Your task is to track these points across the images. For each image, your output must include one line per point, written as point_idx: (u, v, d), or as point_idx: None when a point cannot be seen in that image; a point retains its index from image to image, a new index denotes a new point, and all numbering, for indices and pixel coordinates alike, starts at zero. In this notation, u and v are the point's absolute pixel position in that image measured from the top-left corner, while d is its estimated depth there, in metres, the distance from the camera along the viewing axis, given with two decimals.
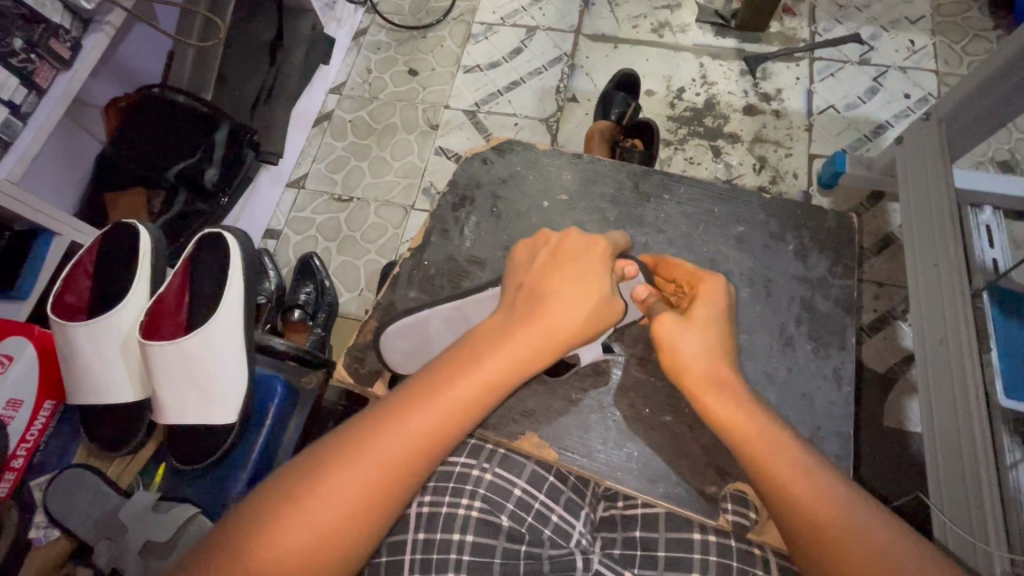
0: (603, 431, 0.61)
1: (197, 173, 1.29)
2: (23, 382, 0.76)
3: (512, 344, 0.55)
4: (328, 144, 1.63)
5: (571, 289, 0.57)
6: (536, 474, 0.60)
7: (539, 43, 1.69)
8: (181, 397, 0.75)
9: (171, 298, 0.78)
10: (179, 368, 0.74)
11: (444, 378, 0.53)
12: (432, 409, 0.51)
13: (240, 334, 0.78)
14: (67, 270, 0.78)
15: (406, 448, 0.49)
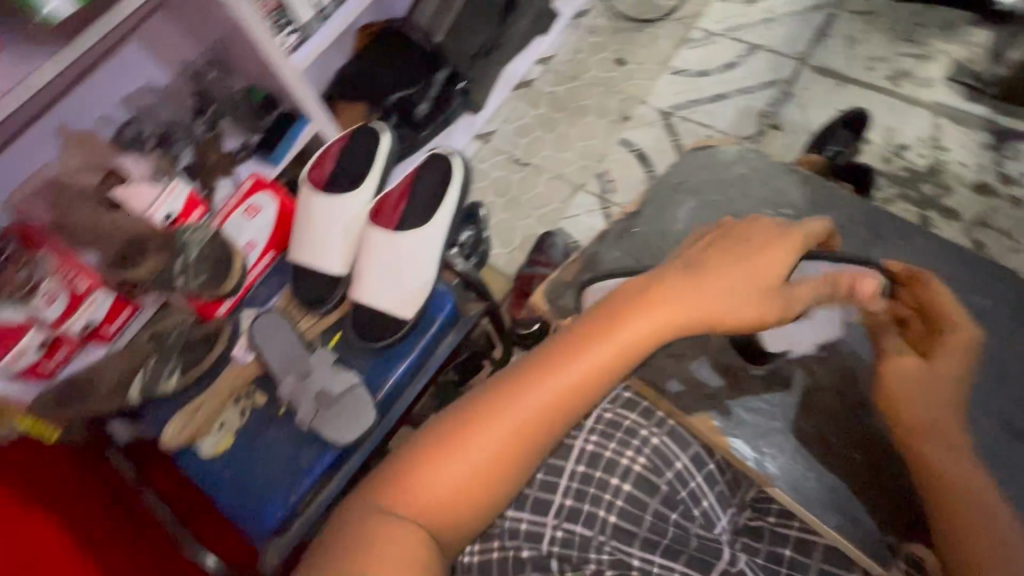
0: (780, 444, 0.60)
1: (412, 106, 1.46)
2: (261, 229, 0.96)
3: (662, 315, 0.55)
4: (521, 109, 1.71)
5: (730, 271, 0.55)
6: (700, 456, 0.58)
7: (757, 62, 1.63)
8: (381, 282, 0.87)
9: (394, 197, 0.90)
10: (389, 257, 0.86)
11: (592, 336, 0.55)
12: (582, 361, 0.54)
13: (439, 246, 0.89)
14: (322, 150, 0.93)
15: (551, 399, 0.53)
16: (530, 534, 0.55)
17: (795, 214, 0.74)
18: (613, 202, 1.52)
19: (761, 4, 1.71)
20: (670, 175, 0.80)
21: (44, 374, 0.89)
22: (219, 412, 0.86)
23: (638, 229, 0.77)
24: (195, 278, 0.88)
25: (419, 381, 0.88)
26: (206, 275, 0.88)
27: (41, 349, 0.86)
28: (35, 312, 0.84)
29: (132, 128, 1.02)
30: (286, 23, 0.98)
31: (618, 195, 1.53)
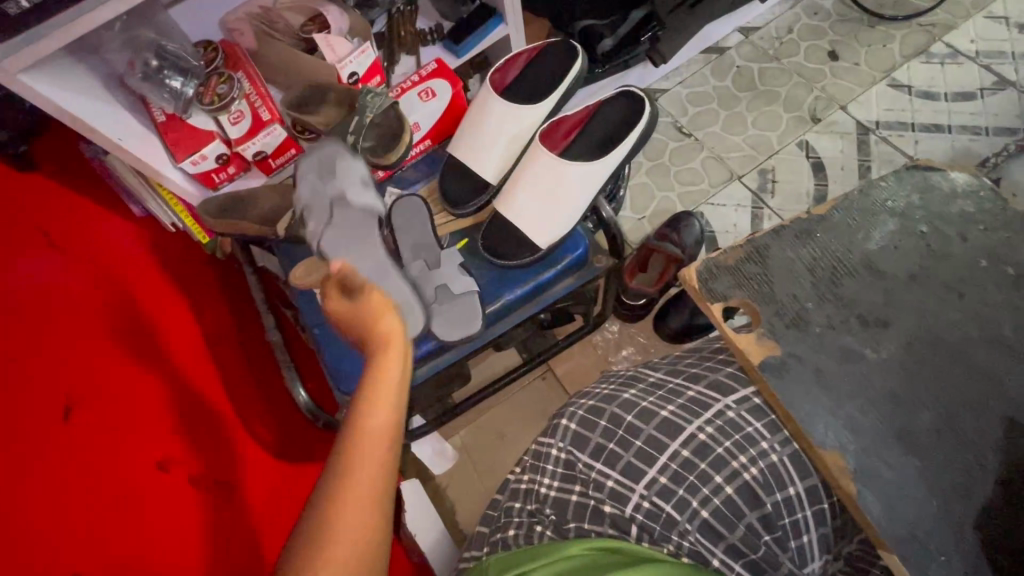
0: (917, 515, 0.54)
1: (596, 38, 1.38)
2: (428, 115, 0.97)
3: (384, 339, 0.58)
4: (703, 75, 1.57)
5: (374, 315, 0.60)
6: (814, 491, 0.57)
7: (1001, 101, 1.38)
8: (525, 204, 0.85)
9: (568, 123, 0.86)
10: (546, 179, 0.83)
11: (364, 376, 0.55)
12: (372, 385, 0.54)
13: (599, 185, 0.84)
14: (512, 54, 0.91)
15: (369, 422, 0.51)
16: (614, 492, 0.57)
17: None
18: (766, 204, 1.39)
19: None
20: (881, 188, 0.70)
21: (212, 184, 0.97)
22: None
23: (824, 234, 0.68)
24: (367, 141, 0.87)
25: (527, 309, 0.87)
26: (374, 142, 0.90)
27: (217, 161, 0.94)
28: (222, 127, 0.92)
29: None
30: None
31: (774, 199, 1.39)
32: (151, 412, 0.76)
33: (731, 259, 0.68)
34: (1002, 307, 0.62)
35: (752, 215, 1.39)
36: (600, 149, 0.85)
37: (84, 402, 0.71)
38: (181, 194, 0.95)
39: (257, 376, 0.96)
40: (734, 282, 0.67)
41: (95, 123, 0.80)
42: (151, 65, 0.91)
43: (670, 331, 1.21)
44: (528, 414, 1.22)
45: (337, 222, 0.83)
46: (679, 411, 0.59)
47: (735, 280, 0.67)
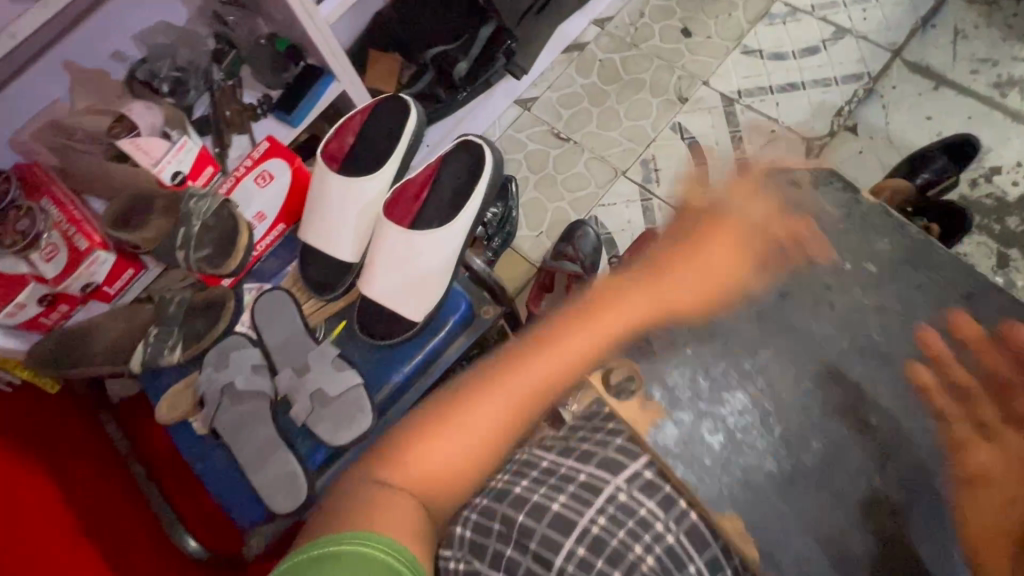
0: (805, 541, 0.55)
1: (451, 63, 1.34)
2: (272, 201, 0.89)
3: (628, 305, 0.64)
4: (569, 76, 1.56)
5: (713, 253, 0.66)
6: (716, 562, 0.54)
7: (844, 49, 1.44)
8: (389, 277, 0.79)
9: (414, 186, 0.80)
10: (402, 253, 0.78)
11: (557, 336, 0.61)
12: (559, 354, 0.59)
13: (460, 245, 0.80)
14: (341, 121, 0.85)
15: (536, 371, 0.58)
16: None
17: (890, 269, 0.66)
18: (653, 194, 1.40)
19: None
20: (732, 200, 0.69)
21: (43, 327, 0.86)
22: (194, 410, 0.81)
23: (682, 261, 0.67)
24: (208, 253, 0.81)
25: (425, 385, 0.81)
26: (209, 249, 0.80)
27: (41, 303, 0.83)
28: (34, 267, 0.80)
29: (145, 71, 0.94)
30: None
31: (661, 187, 1.40)
32: None
33: None
34: (845, 313, 0.65)
35: (643, 209, 1.39)
36: (453, 207, 0.80)
37: None
38: (6, 350, 0.83)
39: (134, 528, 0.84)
40: None
41: None
42: None
43: None
44: None
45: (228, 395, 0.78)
46: (568, 503, 0.56)
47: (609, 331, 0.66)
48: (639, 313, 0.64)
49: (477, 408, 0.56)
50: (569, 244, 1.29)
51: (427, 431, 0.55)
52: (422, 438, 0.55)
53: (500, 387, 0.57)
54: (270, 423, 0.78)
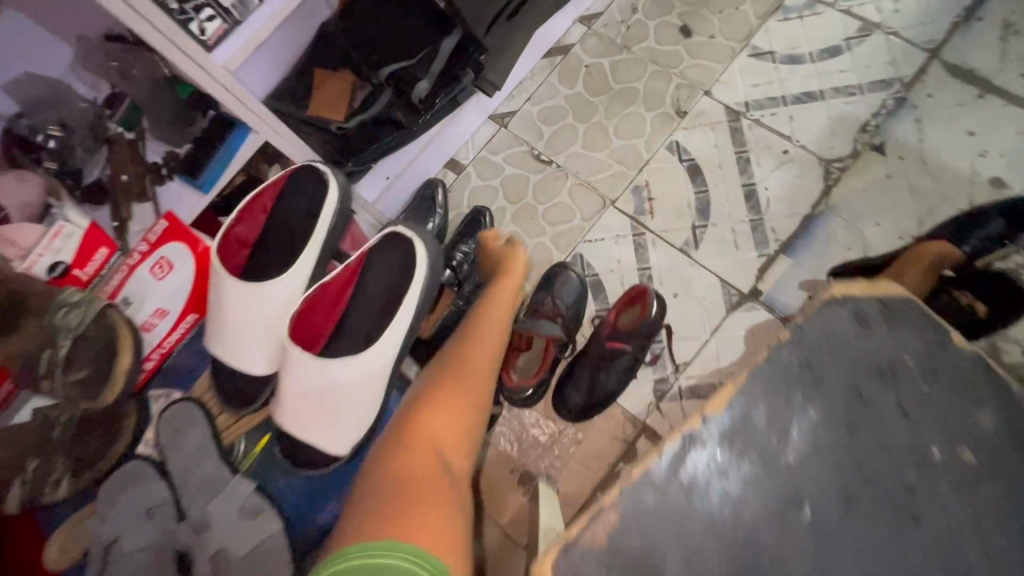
0: None
1: (409, 82, 1.15)
2: (174, 294, 0.75)
3: (477, 359, 0.88)
4: (551, 85, 1.36)
5: (497, 319, 0.93)
6: None
7: (871, 50, 1.23)
8: (303, 408, 0.62)
9: (331, 290, 0.65)
10: (313, 386, 0.61)
11: (439, 405, 0.81)
12: (459, 400, 0.83)
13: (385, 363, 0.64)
14: (247, 200, 0.69)
15: (448, 415, 0.80)
16: None
17: (972, 462, 0.58)
18: (647, 228, 1.22)
19: None
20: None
21: None
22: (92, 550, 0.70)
23: None
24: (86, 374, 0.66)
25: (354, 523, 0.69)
26: (90, 368, 0.66)
27: None
28: None
29: (23, 127, 0.78)
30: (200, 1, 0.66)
31: (655, 220, 1.22)
32: None
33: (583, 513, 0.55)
34: (840, 464, 0.57)
35: (635, 246, 1.22)
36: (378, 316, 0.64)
37: None
38: None
39: None
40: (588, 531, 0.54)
41: None
42: None
43: (570, 409, 1.11)
44: None
45: None
46: None
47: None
48: (483, 358, 0.88)
49: (423, 453, 0.75)
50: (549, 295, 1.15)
51: (382, 507, 0.66)
52: (376, 508, 0.66)
53: (420, 449, 0.75)
54: None
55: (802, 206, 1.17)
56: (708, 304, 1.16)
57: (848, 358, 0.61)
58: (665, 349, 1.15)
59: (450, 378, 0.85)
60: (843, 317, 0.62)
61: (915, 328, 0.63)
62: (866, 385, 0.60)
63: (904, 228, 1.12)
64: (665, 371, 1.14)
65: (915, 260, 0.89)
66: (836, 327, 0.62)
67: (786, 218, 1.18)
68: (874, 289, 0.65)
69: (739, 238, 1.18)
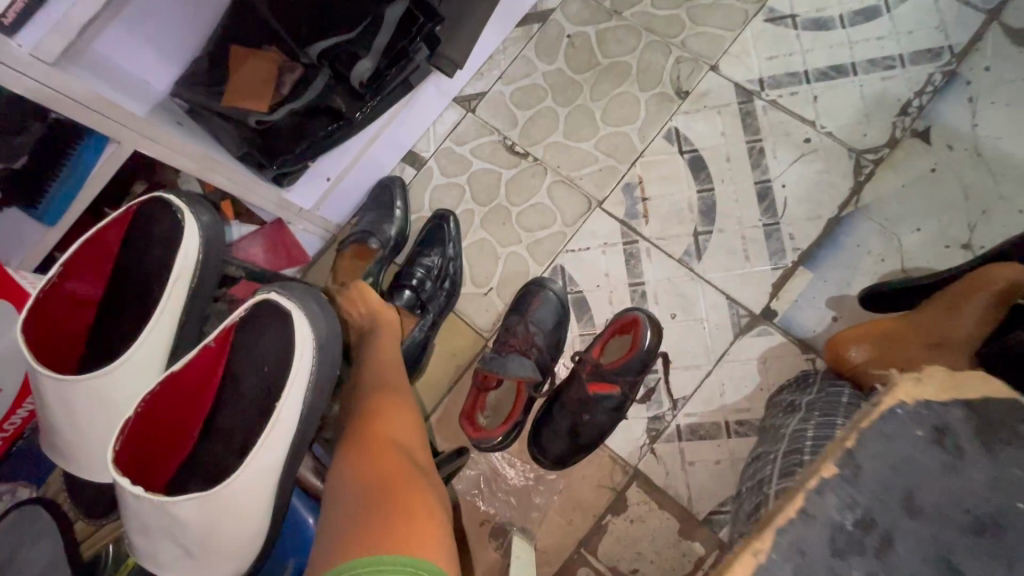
0: None
1: (347, 61, 0.89)
2: (7, 374, 0.64)
3: (400, 377, 0.77)
4: (527, 60, 1.14)
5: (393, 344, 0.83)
6: None
7: (916, 12, 1.00)
8: (158, 547, 0.46)
9: (185, 380, 0.48)
10: (162, 524, 0.44)
11: (385, 416, 0.69)
12: (403, 408, 0.72)
13: (263, 475, 0.47)
14: (69, 252, 0.51)
15: (401, 422, 0.69)
16: None
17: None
18: (640, 235, 1.02)
19: None
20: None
21: None
22: None
23: None
24: None
25: None
26: None
27: None
28: None
29: None
30: None
31: (650, 225, 1.02)
32: None
33: None
34: None
35: (626, 256, 1.02)
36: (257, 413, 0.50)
37: None
38: None
39: None
40: None
41: None
42: None
43: (550, 458, 0.93)
44: None
45: None
46: None
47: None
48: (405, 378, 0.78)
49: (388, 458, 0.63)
50: (521, 318, 0.96)
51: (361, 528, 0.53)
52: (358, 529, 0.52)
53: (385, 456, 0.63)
54: None
55: (827, 207, 0.97)
56: (712, 325, 0.97)
57: (925, 492, 0.43)
58: (661, 382, 0.97)
59: (382, 395, 0.73)
60: (935, 441, 0.44)
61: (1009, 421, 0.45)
62: (924, 507, 0.43)
63: (951, 234, 0.93)
64: (662, 408, 0.96)
65: (975, 288, 0.74)
66: (897, 427, 0.44)
67: (806, 222, 0.98)
68: (961, 387, 0.46)
69: (750, 246, 0.98)
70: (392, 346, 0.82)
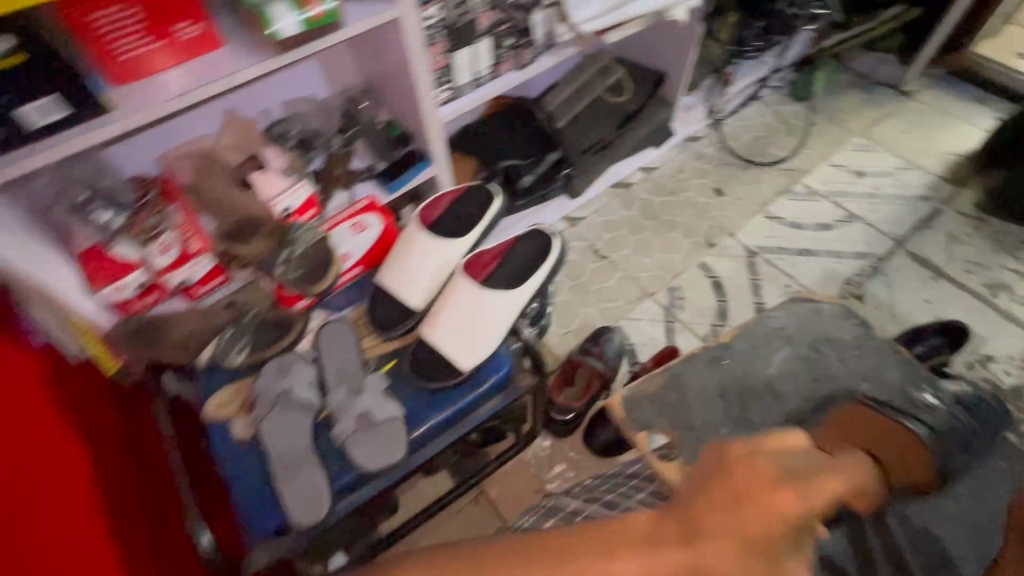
0: None
1: (517, 175, 1.55)
2: (360, 246, 1.04)
3: (751, 519, 0.52)
4: (614, 206, 1.78)
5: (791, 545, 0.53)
6: None
7: (853, 231, 1.66)
8: (453, 324, 0.92)
9: (487, 256, 0.98)
10: (466, 307, 0.92)
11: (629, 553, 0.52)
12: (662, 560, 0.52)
13: (515, 305, 0.93)
14: (438, 193, 1.01)
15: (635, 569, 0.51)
16: None
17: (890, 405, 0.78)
18: (678, 319, 1.52)
19: (870, 179, 1.79)
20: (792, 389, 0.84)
21: (128, 312, 0.95)
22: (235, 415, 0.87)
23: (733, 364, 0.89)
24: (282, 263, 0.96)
25: (454, 434, 0.88)
26: (303, 271, 0.96)
27: (137, 290, 0.93)
28: (148, 256, 0.92)
29: (282, 127, 1.15)
30: (445, 82, 1.07)
31: (685, 314, 1.53)
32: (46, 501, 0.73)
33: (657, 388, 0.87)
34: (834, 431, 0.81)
35: (666, 329, 1.51)
36: (517, 280, 0.96)
37: None
38: (92, 321, 0.92)
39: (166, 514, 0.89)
40: (653, 412, 0.92)
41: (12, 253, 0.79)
42: (81, 200, 0.93)
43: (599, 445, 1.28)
44: None
45: (277, 415, 0.84)
46: None
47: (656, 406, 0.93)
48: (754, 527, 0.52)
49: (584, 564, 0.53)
50: (595, 347, 1.37)
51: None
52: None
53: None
54: (309, 436, 0.83)
55: None
56: None
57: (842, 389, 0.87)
58: None
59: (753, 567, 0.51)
60: None
61: (882, 377, 0.92)
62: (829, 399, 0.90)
63: None
64: None
65: None
66: None
67: None
68: None
69: None
70: (773, 508, 0.53)
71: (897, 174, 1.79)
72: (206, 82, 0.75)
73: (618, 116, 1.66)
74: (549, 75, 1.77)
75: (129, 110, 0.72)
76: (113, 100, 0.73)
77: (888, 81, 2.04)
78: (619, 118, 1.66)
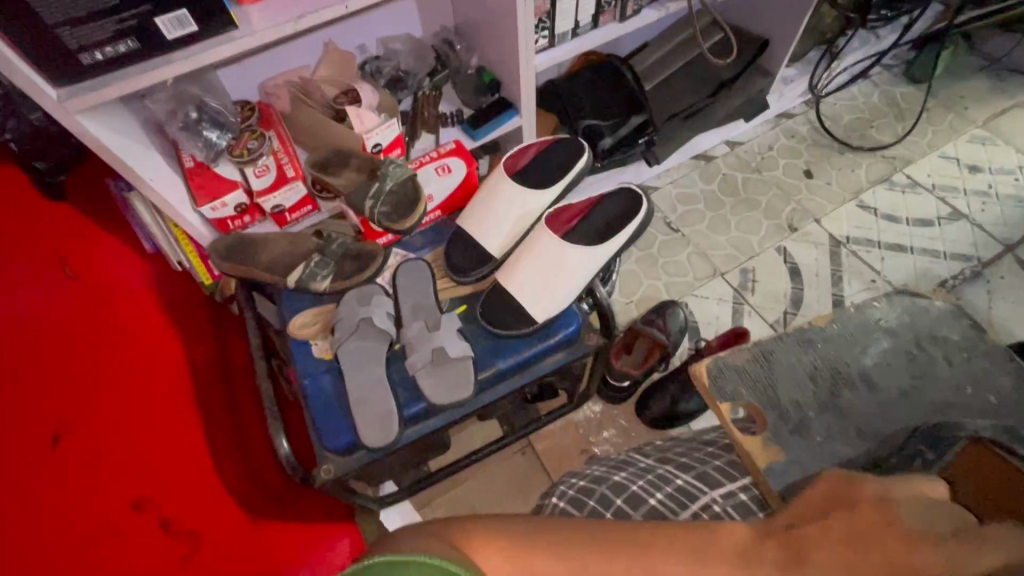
0: None
1: (598, 135, 1.51)
2: (443, 190, 1.05)
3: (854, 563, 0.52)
4: (692, 178, 1.71)
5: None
6: None
7: (956, 230, 1.53)
8: (529, 276, 0.91)
9: (570, 212, 0.96)
10: (544, 261, 0.91)
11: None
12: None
13: (595, 264, 0.91)
14: (525, 143, 1.00)
15: None
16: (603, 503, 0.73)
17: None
18: (746, 301, 1.47)
19: (983, 175, 1.63)
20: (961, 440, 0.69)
21: (225, 229, 1.01)
22: (314, 335, 0.93)
23: (815, 347, 0.86)
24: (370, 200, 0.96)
25: (518, 381, 0.90)
26: (390, 207, 0.96)
27: (235, 209, 0.99)
28: (248, 177, 0.98)
29: (376, 63, 1.16)
30: (544, 28, 1.05)
31: (755, 297, 1.47)
32: (142, 402, 0.78)
33: (737, 361, 0.84)
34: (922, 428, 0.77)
35: (733, 311, 1.46)
36: (599, 239, 0.94)
37: (80, 414, 0.71)
38: (195, 234, 0.98)
39: (243, 420, 0.96)
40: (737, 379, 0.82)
41: (134, 163, 0.83)
42: (192, 116, 0.96)
43: (650, 416, 1.28)
44: (508, 498, 1.25)
45: (357, 340, 0.88)
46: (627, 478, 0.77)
47: (745, 380, 0.83)
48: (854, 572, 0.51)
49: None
50: (659, 318, 1.35)
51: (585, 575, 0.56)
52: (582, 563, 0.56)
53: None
54: (383, 363, 0.87)
55: None
56: None
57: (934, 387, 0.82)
58: None
59: None
60: (940, 367, 0.84)
61: (994, 383, 0.82)
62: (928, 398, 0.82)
63: None
64: None
65: None
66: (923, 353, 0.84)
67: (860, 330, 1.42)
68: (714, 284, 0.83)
69: None
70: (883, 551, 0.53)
71: (1017, 173, 1.62)
72: (323, 7, 0.76)
73: (712, 82, 1.57)
74: (642, 34, 1.69)
75: (251, 31, 0.74)
76: (239, 17, 0.75)
77: (1020, 68, 1.83)
78: (712, 85, 1.57)
